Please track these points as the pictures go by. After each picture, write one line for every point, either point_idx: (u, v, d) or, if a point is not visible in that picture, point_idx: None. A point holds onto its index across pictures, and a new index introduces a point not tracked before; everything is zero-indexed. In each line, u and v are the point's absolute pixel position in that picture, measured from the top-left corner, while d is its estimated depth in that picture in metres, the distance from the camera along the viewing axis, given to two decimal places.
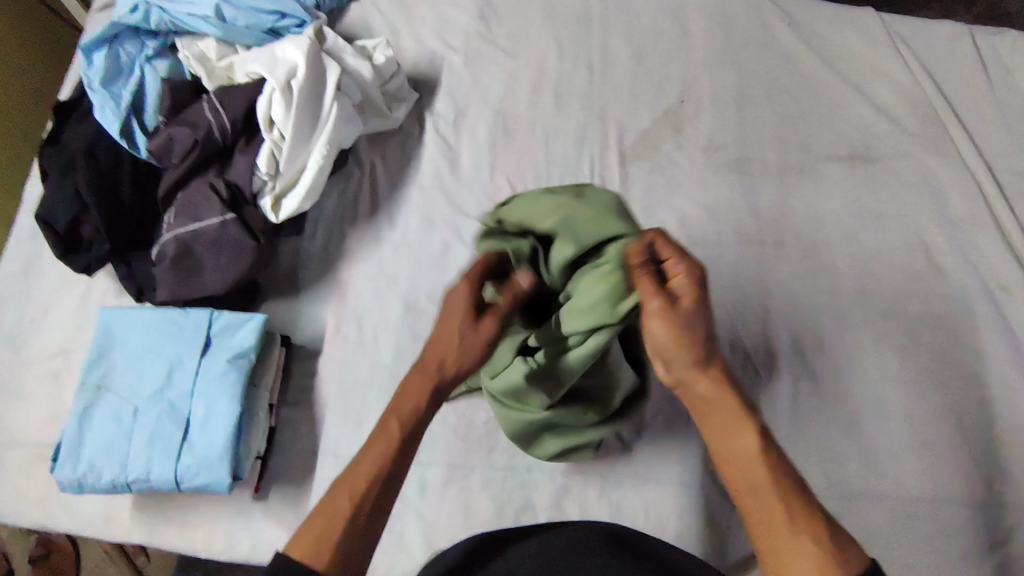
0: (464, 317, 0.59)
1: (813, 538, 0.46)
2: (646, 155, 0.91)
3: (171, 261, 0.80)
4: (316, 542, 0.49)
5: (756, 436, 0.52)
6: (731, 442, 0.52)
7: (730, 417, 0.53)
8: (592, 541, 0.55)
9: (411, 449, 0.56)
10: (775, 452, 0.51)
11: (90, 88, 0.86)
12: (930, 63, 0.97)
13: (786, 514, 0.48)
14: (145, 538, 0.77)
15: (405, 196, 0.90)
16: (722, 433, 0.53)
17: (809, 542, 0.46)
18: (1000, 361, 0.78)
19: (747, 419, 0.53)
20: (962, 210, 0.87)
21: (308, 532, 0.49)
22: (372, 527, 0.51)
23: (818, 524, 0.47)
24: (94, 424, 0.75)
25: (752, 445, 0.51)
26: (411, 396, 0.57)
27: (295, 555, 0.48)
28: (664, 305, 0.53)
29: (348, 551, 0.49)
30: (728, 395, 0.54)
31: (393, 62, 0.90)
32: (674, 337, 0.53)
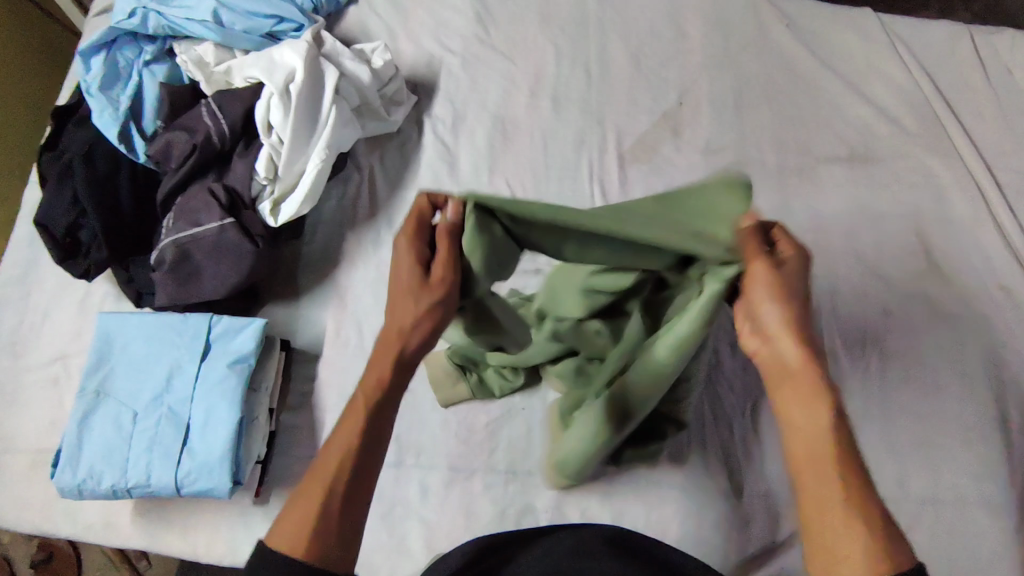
0: (421, 288, 0.52)
1: (868, 526, 0.44)
2: (645, 158, 0.91)
3: (169, 266, 0.80)
4: (294, 529, 0.47)
5: (830, 413, 0.48)
6: (803, 412, 0.48)
7: (807, 386, 0.48)
8: (594, 544, 0.54)
9: (383, 425, 0.53)
10: (847, 435, 0.47)
11: (87, 93, 0.85)
12: (929, 63, 0.97)
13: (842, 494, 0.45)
14: (145, 544, 0.77)
15: (403, 200, 0.90)
16: (794, 398, 0.49)
17: (863, 532, 0.43)
18: (1001, 361, 0.78)
19: (824, 395, 0.48)
20: (961, 210, 0.87)
21: (289, 519, 0.48)
22: (349, 516, 0.49)
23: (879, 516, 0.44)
24: (93, 430, 0.75)
25: (825, 423, 0.47)
26: (378, 369, 0.54)
27: (277, 547, 0.47)
28: (786, 291, 0.49)
29: (326, 536, 0.47)
30: (814, 368, 0.49)
31: (391, 65, 0.90)
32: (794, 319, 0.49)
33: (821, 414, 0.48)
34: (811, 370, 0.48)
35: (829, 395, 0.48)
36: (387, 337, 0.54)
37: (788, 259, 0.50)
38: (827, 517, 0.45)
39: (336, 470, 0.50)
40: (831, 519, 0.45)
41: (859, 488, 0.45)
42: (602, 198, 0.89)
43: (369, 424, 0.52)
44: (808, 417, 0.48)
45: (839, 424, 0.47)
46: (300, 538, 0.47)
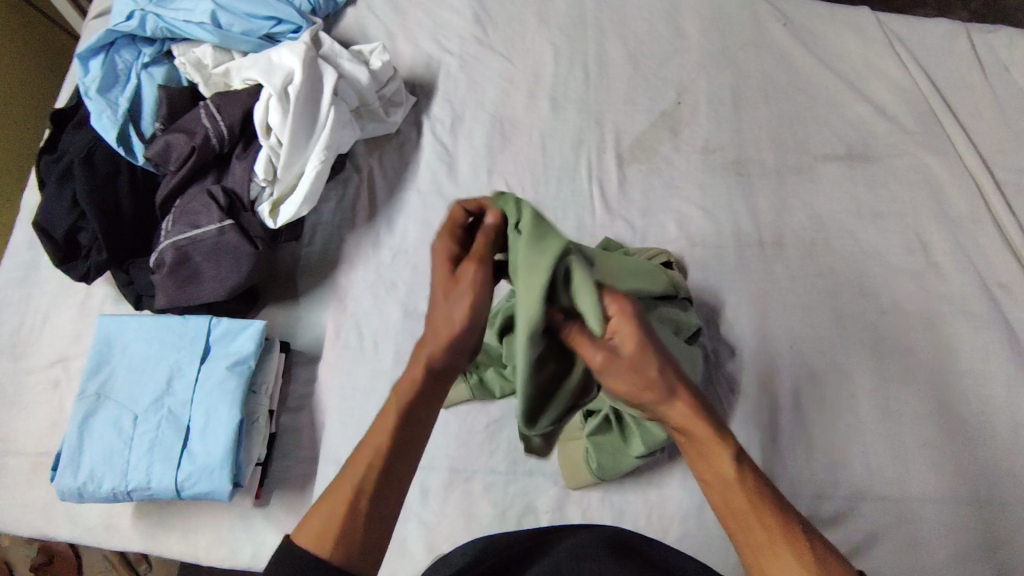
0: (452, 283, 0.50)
1: (796, 556, 0.46)
2: (643, 157, 0.91)
3: (168, 269, 0.79)
4: (317, 530, 0.48)
5: (732, 461, 0.48)
6: (708, 464, 0.49)
7: (704, 440, 0.48)
8: (593, 546, 0.54)
9: (419, 428, 0.52)
10: (750, 472, 0.48)
11: (86, 95, 0.85)
12: (926, 62, 0.97)
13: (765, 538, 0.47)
14: (147, 546, 0.77)
15: (402, 201, 0.90)
16: (693, 450, 0.50)
17: (794, 565, 0.46)
18: (1000, 358, 0.78)
19: (720, 441, 0.48)
20: (960, 208, 0.87)
21: (311, 523, 0.49)
22: (374, 522, 0.49)
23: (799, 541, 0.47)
24: (93, 433, 0.75)
25: (728, 470, 0.48)
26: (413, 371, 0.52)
27: (302, 542, 0.48)
28: (606, 361, 0.46)
29: (352, 544, 0.48)
30: (701, 418, 0.48)
31: (390, 66, 0.90)
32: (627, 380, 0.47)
33: (724, 465, 0.48)
34: (701, 424, 0.48)
35: (725, 443, 0.48)
36: (425, 339, 0.51)
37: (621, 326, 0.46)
38: (762, 563, 0.47)
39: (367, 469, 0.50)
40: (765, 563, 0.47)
41: (777, 522, 0.47)
42: (600, 197, 0.88)
43: (404, 426, 0.52)
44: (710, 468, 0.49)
45: (740, 467, 0.48)
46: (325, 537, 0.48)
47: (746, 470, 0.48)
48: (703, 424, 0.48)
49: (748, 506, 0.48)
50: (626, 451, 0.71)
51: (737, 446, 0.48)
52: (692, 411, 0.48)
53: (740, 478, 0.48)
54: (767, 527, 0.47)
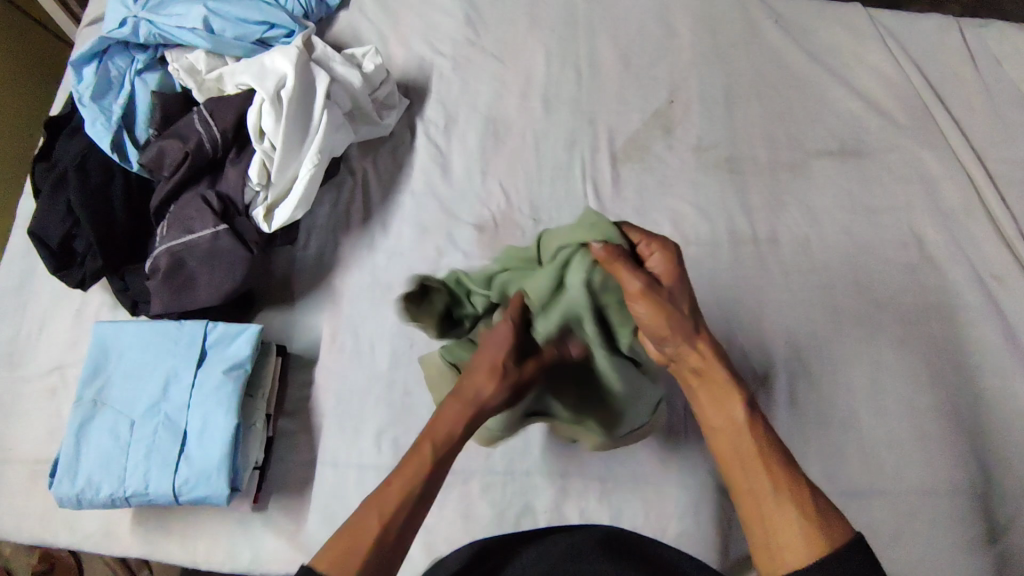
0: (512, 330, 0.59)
1: (797, 504, 0.49)
2: (636, 156, 0.91)
3: (163, 274, 0.80)
4: (340, 558, 0.48)
5: (742, 407, 0.55)
6: (719, 411, 0.56)
7: (717, 383, 0.56)
8: (587, 546, 0.54)
9: (438, 478, 0.54)
10: (761, 424, 0.54)
11: (79, 103, 0.85)
12: (918, 56, 0.97)
13: (768, 483, 0.51)
14: (145, 552, 0.77)
15: (397, 203, 0.91)
16: (711, 402, 0.57)
17: (792, 509, 0.49)
18: (995, 352, 0.78)
19: (734, 390, 0.55)
20: (953, 202, 0.87)
21: (335, 547, 0.49)
22: (394, 555, 0.50)
23: (802, 492, 0.50)
24: (91, 439, 0.75)
25: (739, 414, 0.55)
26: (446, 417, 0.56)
27: (322, 568, 0.48)
28: (646, 286, 0.55)
29: None
30: (719, 364, 0.56)
31: (382, 69, 0.90)
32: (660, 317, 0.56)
33: (734, 412, 0.55)
34: (719, 372, 0.56)
35: (737, 390, 0.55)
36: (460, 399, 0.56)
37: (656, 262, 0.58)
38: (763, 511, 0.50)
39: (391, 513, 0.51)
40: (771, 508, 0.50)
41: (781, 470, 0.51)
42: (594, 197, 0.89)
43: (430, 473, 0.53)
44: (724, 415, 0.55)
45: (751, 414, 0.54)
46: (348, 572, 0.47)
47: (756, 423, 0.54)
48: (720, 370, 0.56)
49: (754, 450, 0.53)
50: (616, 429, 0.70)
51: (751, 401, 0.55)
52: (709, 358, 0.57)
53: (750, 422, 0.54)
54: (768, 472, 0.51)
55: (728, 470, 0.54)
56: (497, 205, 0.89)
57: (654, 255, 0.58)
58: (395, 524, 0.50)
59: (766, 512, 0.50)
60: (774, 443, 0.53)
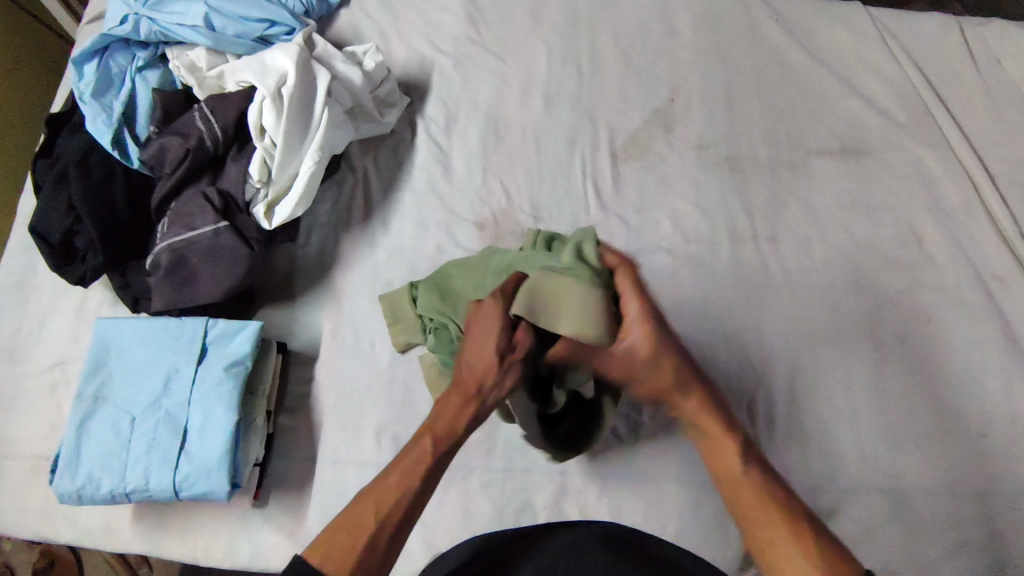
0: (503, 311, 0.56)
1: (805, 556, 0.48)
2: (637, 155, 0.91)
3: (164, 271, 0.80)
4: (335, 556, 0.48)
5: (737, 453, 0.53)
6: (719, 457, 0.54)
7: (710, 428, 0.55)
8: (586, 540, 0.55)
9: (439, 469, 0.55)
10: (760, 464, 0.53)
11: (81, 100, 0.86)
12: (918, 55, 0.97)
13: (772, 529, 0.50)
14: (146, 548, 0.77)
15: (397, 200, 0.91)
16: (707, 442, 0.55)
17: (801, 559, 0.48)
18: (992, 350, 0.78)
19: (728, 436, 0.54)
20: (953, 201, 0.87)
21: (332, 545, 0.49)
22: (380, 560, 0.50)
23: (807, 540, 0.49)
24: (91, 435, 0.75)
25: (734, 461, 0.53)
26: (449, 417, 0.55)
27: (314, 562, 0.48)
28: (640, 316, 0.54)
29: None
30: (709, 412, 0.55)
31: (383, 66, 0.90)
32: (650, 337, 0.54)
33: (730, 457, 0.53)
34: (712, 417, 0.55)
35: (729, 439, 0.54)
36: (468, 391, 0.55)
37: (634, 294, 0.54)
38: (771, 557, 0.50)
39: (390, 516, 0.51)
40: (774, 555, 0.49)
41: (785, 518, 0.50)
42: (595, 196, 0.89)
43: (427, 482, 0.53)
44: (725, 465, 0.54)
45: (746, 458, 0.53)
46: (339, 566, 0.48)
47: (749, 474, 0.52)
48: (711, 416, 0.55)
49: (756, 497, 0.52)
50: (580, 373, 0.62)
51: (746, 442, 0.54)
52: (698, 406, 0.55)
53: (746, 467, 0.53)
54: (774, 519, 0.50)
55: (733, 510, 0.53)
56: (497, 203, 0.89)
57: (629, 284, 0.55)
58: (389, 523, 0.51)
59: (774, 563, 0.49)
60: (773, 487, 0.52)
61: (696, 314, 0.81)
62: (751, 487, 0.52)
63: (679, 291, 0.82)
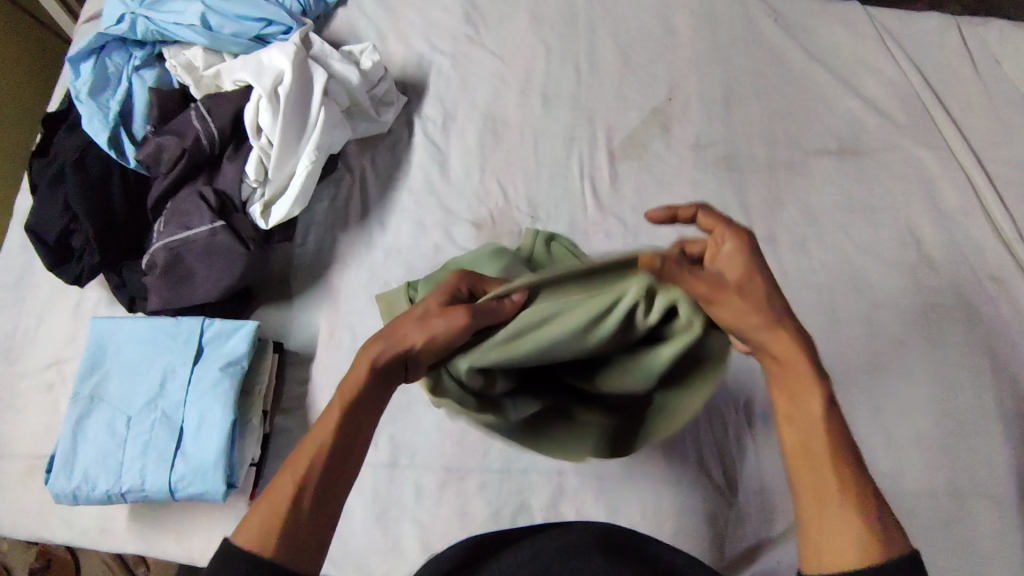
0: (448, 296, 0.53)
1: (864, 518, 0.44)
2: (635, 154, 0.91)
3: (160, 271, 0.80)
4: (258, 529, 0.45)
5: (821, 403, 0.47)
6: (794, 404, 0.48)
7: (798, 382, 0.48)
8: (582, 540, 0.54)
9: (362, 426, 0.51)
10: (837, 419, 0.47)
11: (77, 99, 0.85)
12: (917, 55, 0.97)
13: (835, 488, 0.45)
14: (142, 548, 0.77)
15: (395, 200, 0.90)
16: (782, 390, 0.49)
17: (858, 522, 0.44)
18: (990, 351, 0.78)
19: (814, 385, 0.47)
20: (951, 201, 0.87)
21: (253, 520, 0.46)
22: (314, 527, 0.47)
23: (868, 502, 0.44)
24: (87, 435, 0.75)
25: (817, 411, 0.47)
26: (356, 374, 0.51)
27: (239, 541, 0.45)
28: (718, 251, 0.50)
29: (291, 547, 0.45)
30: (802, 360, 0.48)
31: (380, 66, 0.90)
32: (741, 268, 0.49)
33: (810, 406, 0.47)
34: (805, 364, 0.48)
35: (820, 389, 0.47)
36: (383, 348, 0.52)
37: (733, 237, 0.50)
38: (825, 514, 0.45)
39: (306, 476, 0.48)
40: (837, 524, 0.44)
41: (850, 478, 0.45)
42: (593, 195, 0.88)
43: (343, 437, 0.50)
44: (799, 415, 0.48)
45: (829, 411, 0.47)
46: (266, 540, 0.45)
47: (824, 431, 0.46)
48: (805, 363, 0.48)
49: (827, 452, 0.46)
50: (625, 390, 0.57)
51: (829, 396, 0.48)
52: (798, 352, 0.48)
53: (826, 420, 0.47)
54: (839, 479, 0.45)
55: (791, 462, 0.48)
56: (495, 203, 0.89)
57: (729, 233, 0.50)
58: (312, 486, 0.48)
59: (826, 522, 0.45)
60: (847, 440, 0.47)
61: None
62: (823, 438, 0.46)
63: None
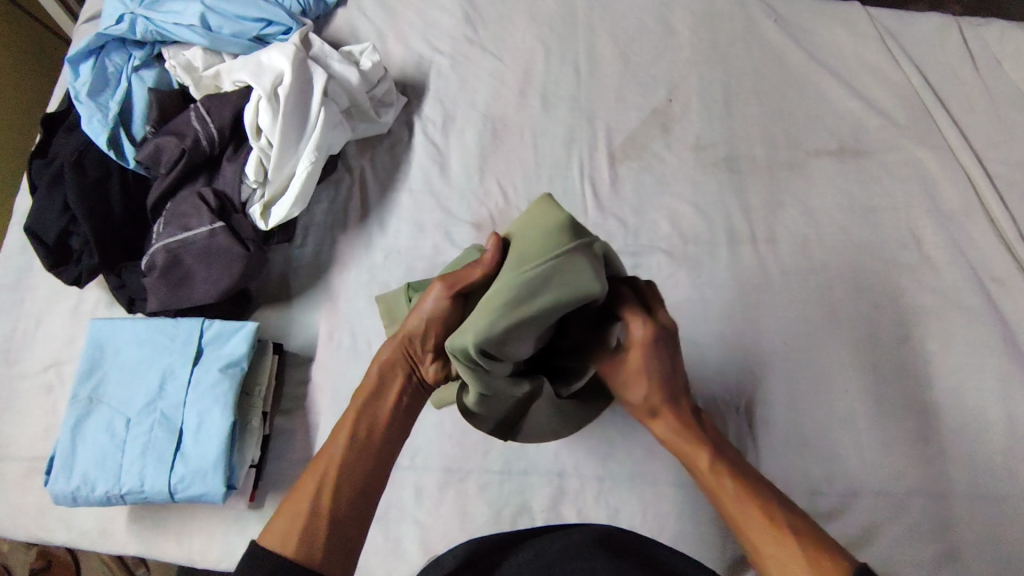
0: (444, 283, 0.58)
1: (788, 538, 0.50)
2: (635, 155, 0.91)
3: (160, 272, 0.80)
4: (282, 530, 0.52)
5: (706, 457, 0.57)
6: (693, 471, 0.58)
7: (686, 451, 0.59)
8: (582, 541, 0.54)
9: (375, 426, 0.59)
10: (732, 464, 0.56)
11: (76, 99, 0.85)
12: (917, 56, 0.97)
13: (756, 524, 0.52)
14: (141, 550, 0.77)
15: (394, 201, 0.90)
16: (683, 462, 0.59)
17: (785, 545, 0.50)
18: (991, 352, 0.78)
19: (695, 446, 0.58)
20: (951, 202, 0.87)
21: (277, 525, 0.53)
22: (334, 523, 0.54)
23: (786, 522, 0.51)
24: (86, 437, 0.75)
25: (707, 468, 0.57)
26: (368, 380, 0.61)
27: (268, 542, 0.52)
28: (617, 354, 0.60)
29: (312, 541, 0.52)
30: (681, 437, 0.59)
31: (380, 66, 0.90)
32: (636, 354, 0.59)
33: (702, 460, 0.57)
34: (681, 434, 0.59)
35: (700, 444, 0.58)
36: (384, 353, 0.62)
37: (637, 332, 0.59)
38: (763, 547, 0.51)
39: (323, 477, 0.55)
40: (773, 548, 0.50)
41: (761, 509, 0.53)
42: (593, 196, 0.88)
43: (354, 442, 0.58)
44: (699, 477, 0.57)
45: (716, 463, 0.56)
46: (290, 539, 0.52)
47: (724, 474, 0.55)
48: (682, 437, 0.59)
49: (735, 497, 0.54)
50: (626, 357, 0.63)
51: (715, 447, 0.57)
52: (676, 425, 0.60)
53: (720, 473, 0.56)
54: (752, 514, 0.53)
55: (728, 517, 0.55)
56: (495, 204, 0.88)
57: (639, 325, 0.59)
58: (328, 486, 0.55)
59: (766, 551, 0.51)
60: (752, 478, 0.55)
61: (693, 316, 0.81)
62: (727, 485, 0.55)
63: (677, 293, 0.82)
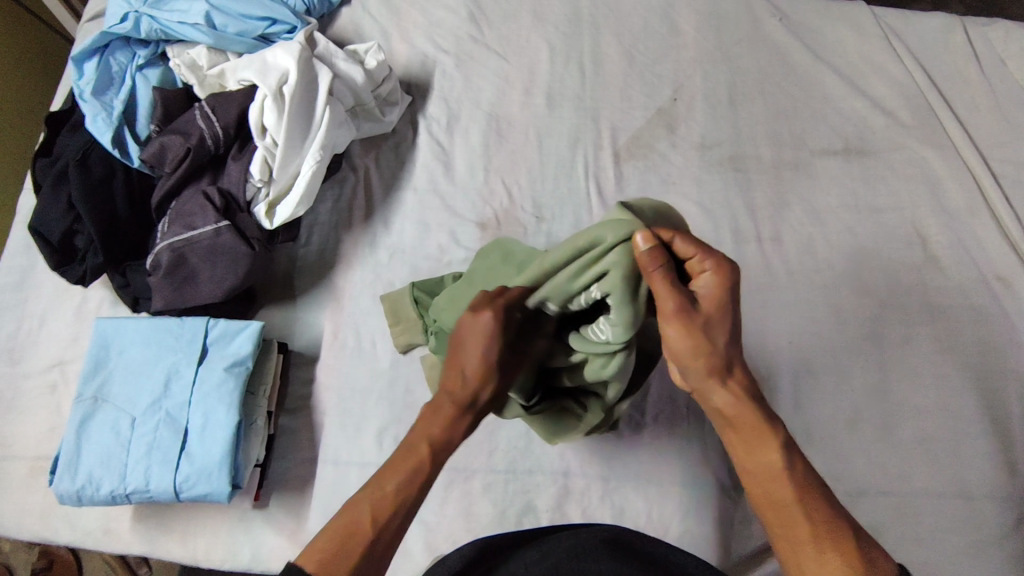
0: (496, 322, 0.57)
1: (840, 553, 0.48)
2: (640, 154, 0.91)
3: (165, 271, 0.79)
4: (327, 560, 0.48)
5: (777, 449, 0.52)
6: (757, 453, 0.53)
7: (750, 432, 0.53)
8: (591, 543, 0.54)
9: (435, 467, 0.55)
10: (798, 458, 0.53)
11: (80, 98, 0.85)
12: (922, 55, 0.97)
13: (809, 531, 0.50)
14: (146, 549, 0.77)
15: (398, 201, 0.90)
16: (739, 439, 0.54)
17: (836, 559, 0.48)
18: (996, 351, 0.78)
19: (767, 432, 0.53)
20: (957, 201, 0.86)
21: (322, 549, 0.49)
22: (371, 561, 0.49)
23: (844, 535, 0.49)
24: (91, 436, 0.75)
25: (774, 459, 0.52)
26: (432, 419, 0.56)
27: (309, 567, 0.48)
28: (680, 308, 0.52)
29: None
30: (749, 405, 0.54)
31: (385, 65, 0.90)
32: (711, 305, 0.53)
33: (770, 451, 0.53)
34: (751, 413, 0.53)
35: (773, 432, 0.52)
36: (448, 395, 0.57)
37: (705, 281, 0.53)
38: (802, 552, 0.50)
39: (386, 512, 0.51)
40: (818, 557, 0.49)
41: (821, 519, 0.50)
42: (597, 196, 0.88)
43: (418, 479, 0.53)
44: (759, 461, 0.53)
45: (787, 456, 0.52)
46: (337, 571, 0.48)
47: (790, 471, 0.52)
48: (751, 411, 0.53)
49: (793, 497, 0.51)
50: (609, 358, 0.58)
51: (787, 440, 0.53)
52: (741, 399, 0.54)
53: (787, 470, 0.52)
54: (810, 520, 0.50)
55: (765, 509, 0.53)
56: (500, 203, 0.88)
57: (705, 275, 0.53)
58: (387, 523, 0.51)
59: (805, 557, 0.50)
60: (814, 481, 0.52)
61: None
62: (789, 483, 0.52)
63: None
